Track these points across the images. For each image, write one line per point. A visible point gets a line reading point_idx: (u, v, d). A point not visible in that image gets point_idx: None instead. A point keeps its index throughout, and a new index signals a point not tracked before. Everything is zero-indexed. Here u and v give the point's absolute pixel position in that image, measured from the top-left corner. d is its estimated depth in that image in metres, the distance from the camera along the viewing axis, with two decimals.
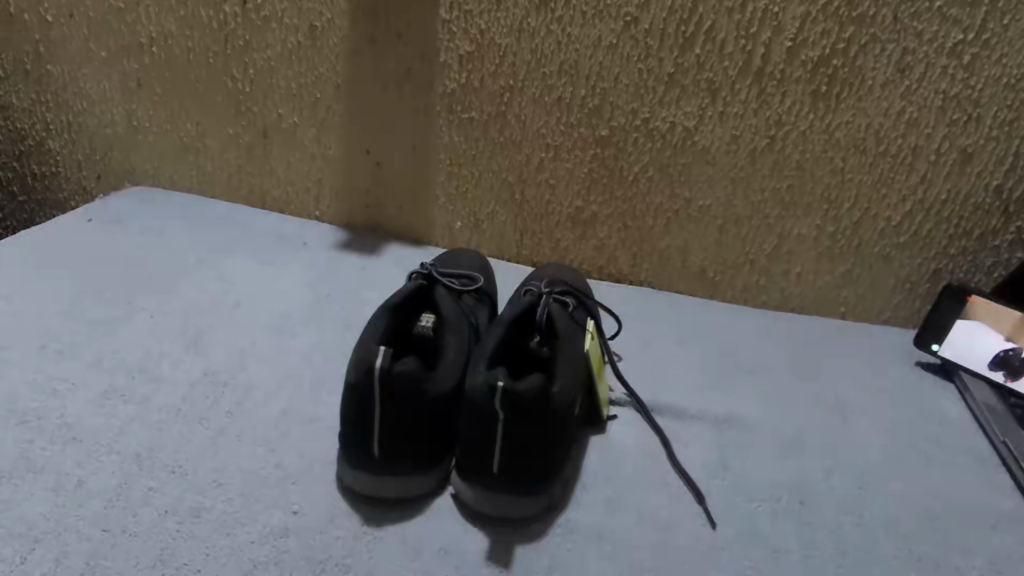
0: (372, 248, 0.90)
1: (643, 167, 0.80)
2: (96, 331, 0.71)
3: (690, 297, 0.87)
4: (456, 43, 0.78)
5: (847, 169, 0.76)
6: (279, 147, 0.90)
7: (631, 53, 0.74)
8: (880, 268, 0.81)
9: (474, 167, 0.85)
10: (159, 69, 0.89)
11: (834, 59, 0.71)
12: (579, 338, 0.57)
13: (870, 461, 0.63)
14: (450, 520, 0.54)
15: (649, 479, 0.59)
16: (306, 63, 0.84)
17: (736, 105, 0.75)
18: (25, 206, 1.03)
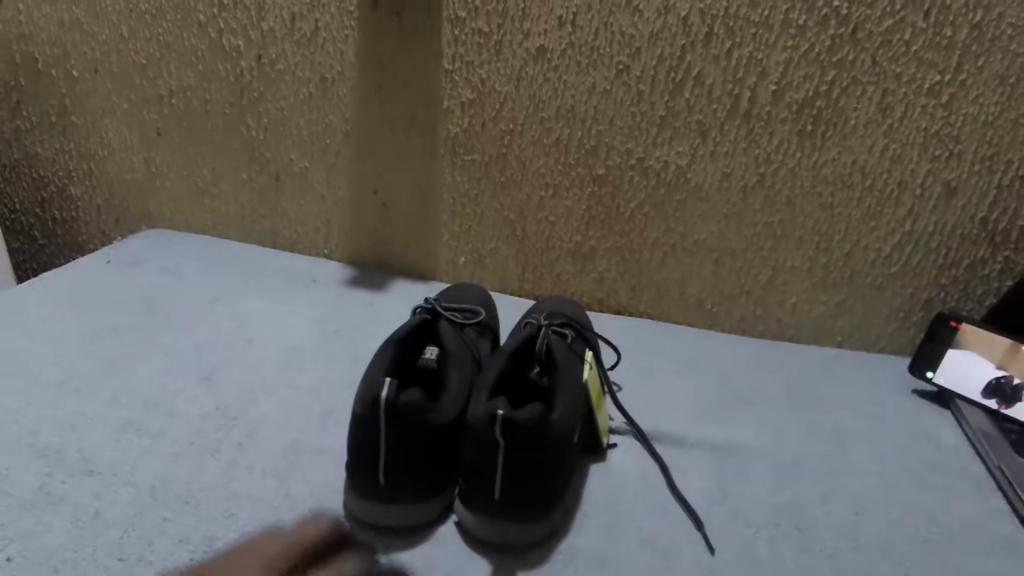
0: (379, 283, 0.93)
1: (639, 204, 0.84)
2: (114, 368, 0.74)
3: (689, 328, 0.89)
4: (458, 91, 0.83)
5: (836, 203, 0.79)
6: (290, 190, 0.94)
7: (625, 98, 0.79)
8: (873, 297, 0.83)
9: (476, 206, 0.88)
10: (177, 119, 0.93)
11: (817, 101, 0.74)
12: (577, 368, 0.59)
13: (865, 487, 0.65)
14: (454, 547, 0.55)
15: (648, 506, 0.61)
16: (317, 111, 0.88)
17: (726, 144, 0.78)
18: (44, 249, 1.07)
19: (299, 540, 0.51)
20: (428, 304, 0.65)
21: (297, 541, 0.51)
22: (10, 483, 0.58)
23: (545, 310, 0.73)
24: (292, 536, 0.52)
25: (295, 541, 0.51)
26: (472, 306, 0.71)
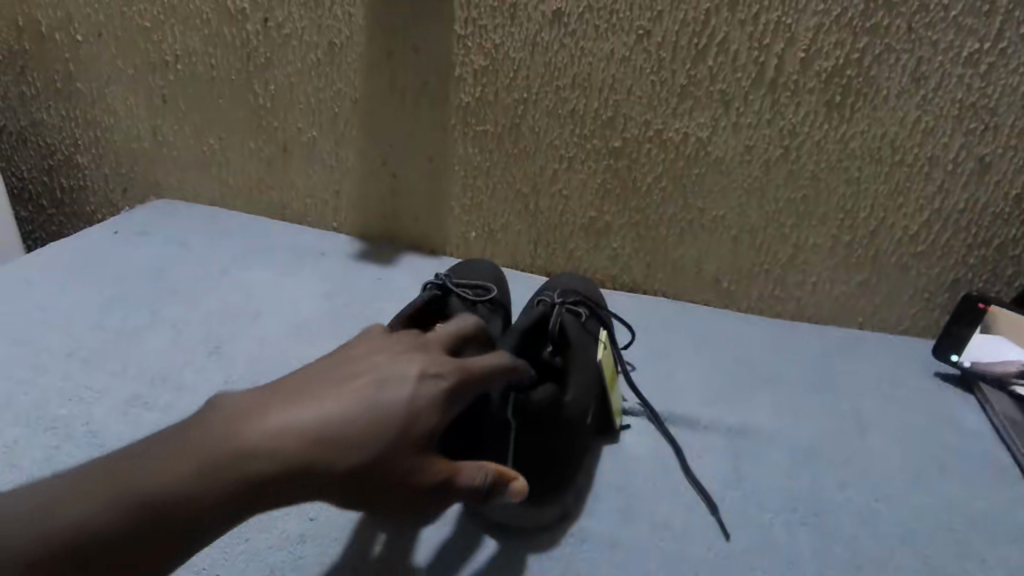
0: (388, 258, 0.92)
1: (657, 177, 0.81)
2: (122, 339, 0.73)
3: (705, 307, 0.87)
4: (471, 58, 0.80)
5: (863, 178, 0.76)
6: (299, 161, 0.92)
7: (644, 66, 0.75)
8: (897, 277, 0.80)
9: (488, 179, 0.86)
10: (183, 86, 0.91)
11: (848, 69, 0.71)
12: (590, 347, 0.58)
13: (887, 472, 0.63)
14: (463, 527, 0.54)
15: (662, 488, 0.59)
16: (325, 79, 0.86)
17: (749, 115, 0.75)
18: (53, 218, 1.06)
19: (456, 323, 0.46)
20: (439, 281, 0.63)
21: (453, 325, 0.46)
22: (17, 456, 0.58)
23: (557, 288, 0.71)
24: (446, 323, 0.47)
25: (450, 327, 0.46)
26: (483, 283, 0.69)
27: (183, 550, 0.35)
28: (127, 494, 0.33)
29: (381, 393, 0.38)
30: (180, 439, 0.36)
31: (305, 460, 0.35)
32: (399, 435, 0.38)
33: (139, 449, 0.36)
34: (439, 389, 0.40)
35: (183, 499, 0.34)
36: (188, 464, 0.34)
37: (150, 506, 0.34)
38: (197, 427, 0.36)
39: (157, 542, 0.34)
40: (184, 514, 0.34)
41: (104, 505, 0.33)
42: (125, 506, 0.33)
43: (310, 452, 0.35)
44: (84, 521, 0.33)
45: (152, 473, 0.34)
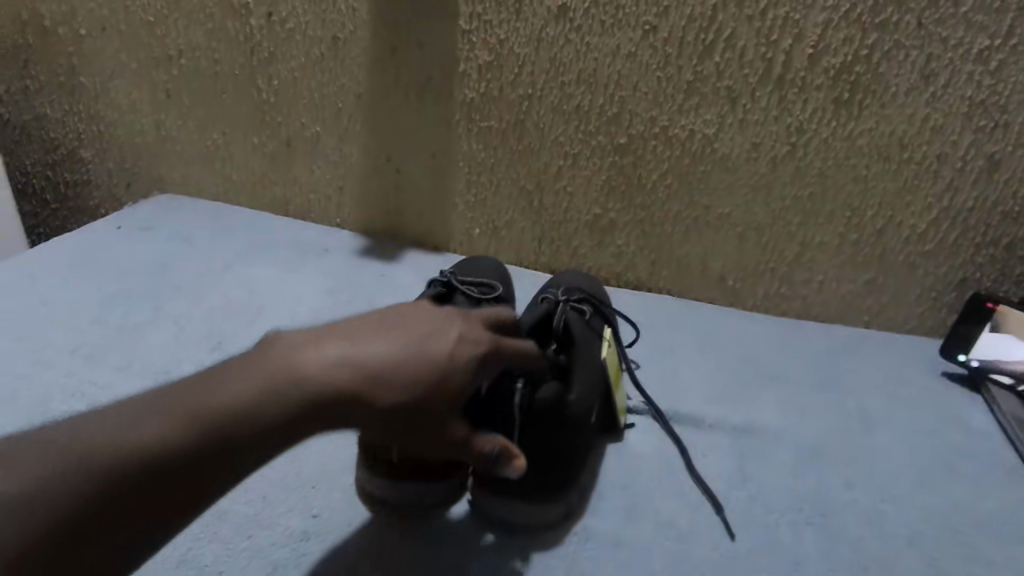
0: (392, 254, 0.91)
1: (663, 174, 0.80)
2: (125, 335, 0.73)
3: (709, 305, 0.86)
4: (476, 53, 0.79)
5: (870, 176, 0.75)
6: (302, 157, 0.92)
7: (650, 61, 0.75)
8: (904, 276, 0.80)
9: (492, 175, 0.86)
10: (186, 80, 0.91)
11: (856, 66, 0.70)
12: (594, 345, 0.58)
13: (893, 472, 0.62)
14: (466, 526, 0.54)
15: (666, 488, 0.59)
16: (329, 74, 0.85)
17: (756, 112, 0.74)
18: (56, 213, 1.06)
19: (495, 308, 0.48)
20: (443, 278, 0.63)
21: (493, 309, 0.47)
22: None
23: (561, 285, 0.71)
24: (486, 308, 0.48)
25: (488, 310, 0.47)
26: (488, 281, 0.68)
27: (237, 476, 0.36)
28: (187, 416, 0.35)
29: (424, 343, 0.40)
30: (233, 372, 0.38)
31: (351, 390, 0.37)
32: (436, 381, 0.39)
33: (203, 379, 0.38)
34: (476, 353, 0.41)
35: (250, 418, 0.36)
36: (242, 391, 0.36)
37: (218, 426, 0.35)
38: (246, 363, 0.38)
39: (214, 465, 0.35)
40: (239, 437, 0.36)
41: (178, 425, 0.35)
42: (186, 428, 0.35)
43: (364, 382, 0.38)
44: (148, 440, 0.34)
45: (208, 398, 0.36)
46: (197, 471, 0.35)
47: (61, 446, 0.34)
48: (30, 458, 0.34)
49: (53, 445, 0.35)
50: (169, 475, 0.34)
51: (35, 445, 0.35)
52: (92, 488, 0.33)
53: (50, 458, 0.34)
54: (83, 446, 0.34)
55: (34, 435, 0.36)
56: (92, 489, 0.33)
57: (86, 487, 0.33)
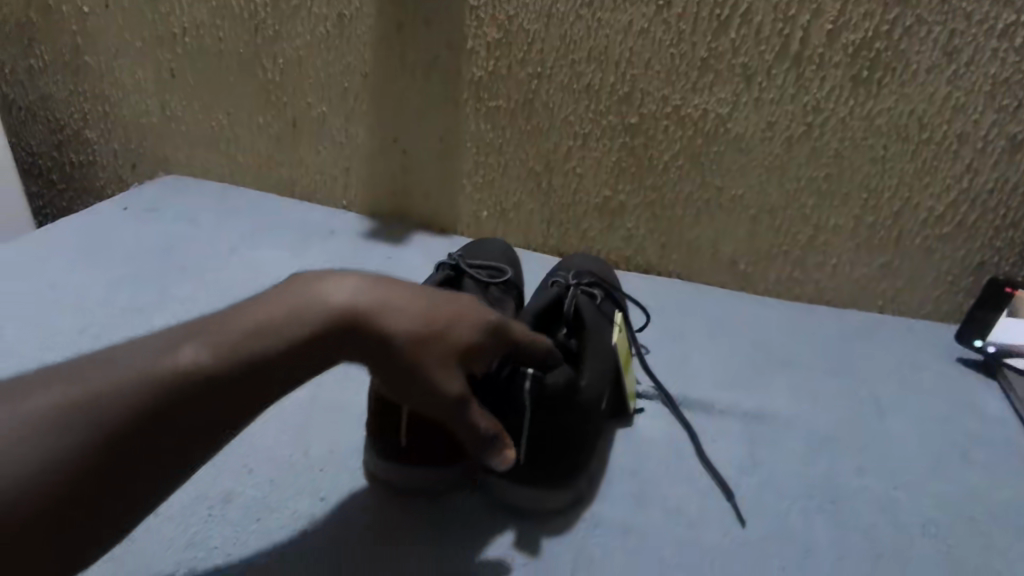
0: (398, 237, 0.90)
1: (674, 155, 0.79)
2: (132, 317, 0.73)
3: (720, 289, 0.85)
4: (484, 30, 0.77)
5: (888, 157, 0.73)
6: (308, 138, 0.91)
7: (663, 38, 0.73)
8: (921, 260, 0.78)
9: (500, 156, 0.84)
10: (191, 59, 0.90)
11: (876, 43, 0.68)
12: (606, 329, 0.57)
13: (907, 459, 0.61)
14: (475, 511, 0.53)
15: (676, 474, 0.58)
16: (335, 52, 0.84)
17: (772, 90, 0.72)
18: (63, 194, 1.05)
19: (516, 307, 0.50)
20: (452, 260, 0.62)
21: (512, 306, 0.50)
22: None
23: (571, 269, 0.69)
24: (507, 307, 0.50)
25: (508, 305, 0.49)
26: (497, 264, 0.67)
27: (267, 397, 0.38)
28: (225, 337, 0.36)
29: (442, 299, 0.42)
30: (259, 301, 0.39)
31: (373, 320, 0.39)
32: (444, 326, 0.41)
33: (231, 308, 0.39)
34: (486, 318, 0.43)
35: (282, 339, 0.37)
36: (274, 314, 0.38)
37: (256, 345, 0.37)
38: (271, 294, 0.40)
39: (250, 382, 0.37)
40: (272, 356, 0.37)
41: (217, 342, 0.36)
42: (224, 345, 0.36)
43: (389, 315, 0.40)
44: (189, 356, 0.35)
45: (237, 321, 0.37)
46: (235, 386, 0.36)
47: (100, 365, 0.35)
48: (72, 377, 0.34)
49: (98, 363, 0.35)
50: (211, 390, 0.35)
51: (76, 365, 0.35)
52: (142, 402, 0.34)
53: (93, 376, 0.34)
54: (125, 365, 0.35)
55: (65, 362, 0.36)
56: (141, 403, 0.34)
57: (136, 402, 0.34)
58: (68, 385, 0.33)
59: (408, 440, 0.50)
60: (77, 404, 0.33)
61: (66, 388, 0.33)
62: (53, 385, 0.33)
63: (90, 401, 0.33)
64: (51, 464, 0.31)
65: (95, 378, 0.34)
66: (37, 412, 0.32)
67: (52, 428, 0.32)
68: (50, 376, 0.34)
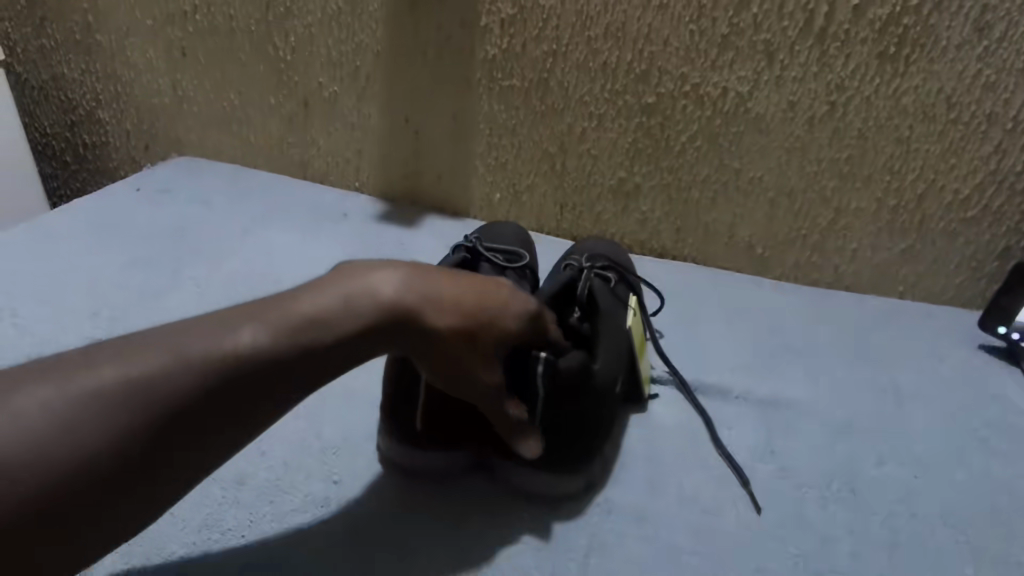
0: (410, 219, 0.89)
1: (692, 136, 0.77)
2: (146, 298, 0.73)
3: (737, 274, 0.84)
4: (498, 6, 0.76)
5: (914, 138, 0.71)
6: (319, 118, 0.90)
7: (682, 14, 0.71)
8: (945, 245, 0.76)
9: (514, 137, 0.83)
10: (202, 37, 0.89)
11: (905, 18, 0.65)
12: (620, 313, 0.56)
13: (928, 448, 0.60)
14: (486, 495, 0.53)
15: (691, 460, 0.57)
16: (346, 30, 0.82)
17: (795, 68, 0.70)
18: (77, 175, 1.06)
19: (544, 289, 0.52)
20: (468, 244, 0.61)
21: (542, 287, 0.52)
22: None
23: (584, 252, 0.68)
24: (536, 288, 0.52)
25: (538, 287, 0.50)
26: (513, 248, 0.66)
27: (307, 388, 0.39)
28: (282, 324, 0.38)
29: (482, 290, 0.44)
30: (308, 291, 0.40)
31: (419, 313, 0.41)
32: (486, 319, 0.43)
33: (284, 296, 0.40)
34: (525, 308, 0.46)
35: (334, 329, 0.39)
36: (328, 303, 0.40)
37: (308, 335, 0.38)
38: (318, 283, 0.41)
39: (294, 373, 0.38)
40: (319, 347, 0.38)
41: (272, 331, 0.37)
42: (275, 335, 0.37)
43: (434, 307, 0.42)
44: (240, 344, 0.36)
45: (288, 311, 0.39)
46: (279, 377, 0.37)
47: (150, 345, 0.35)
48: (124, 355, 0.35)
49: (156, 342, 0.36)
50: (257, 380, 0.37)
51: (130, 344, 0.35)
52: (193, 388, 0.35)
53: (146, 356, 0.35)
54: (179, 347, 0.35)
55: (116, 339, 0.36)
56: (192, 389, 0.35)
57: (187, 388, 0.34)
58: (121, 363, 0.34)
59: (423, 423, 0.50)
60: (130, 385, 0.33)
61: (121, 366, 0.34)
62: (106, 362, 0.34)
63: (143, 382, 0.34)
64: (103, 445, 0.32)
65: (148, 358, 0.34)
66: (94, 388, 0.33)
67: (105, 408, 0.33)
68: (100, 352, 0.35)
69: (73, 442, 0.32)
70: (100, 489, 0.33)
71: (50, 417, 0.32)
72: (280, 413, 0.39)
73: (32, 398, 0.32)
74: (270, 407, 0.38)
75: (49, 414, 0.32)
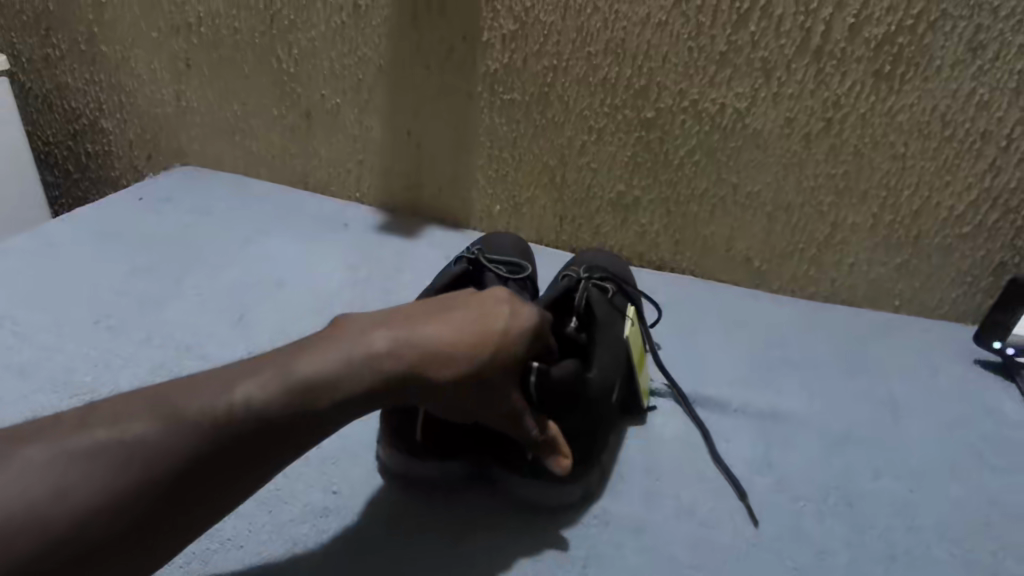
0: (410, 230, 0.90)
1: (690, 151, 0.78)
2: (147, 308, 0.73)
3: (735, 287, 0.84)
4: (500, 22, 0.77)
5: (909, 154, 0.72)
6: (322, 129, 0.91)
7: (681, 31, 0.72)
8: (940, 260, 0.76)
9: (514, 150, 0.84)
10: (206, 49, 0.90)
11: (899, 37, 0.67)
12: (617, 323, 0.57)
13: (924, 462, 0.60)
14: (483, 507, 0.53)
15: (688, 473, 0.58)
16: (349, 43, 0.83)
17: (792, 85, 0.71)
18: (79, 183, 1.06)
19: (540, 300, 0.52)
20: (471, 255, 0.61)
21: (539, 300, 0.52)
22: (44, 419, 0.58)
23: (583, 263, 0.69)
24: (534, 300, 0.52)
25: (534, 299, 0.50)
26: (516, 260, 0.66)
27: (303, 445, 0.39)
28: (279, 381, 0.38)
29: (480, 325, 0.44)
30: (310, 348, 0.41)
31: (422, 366, 0.42)
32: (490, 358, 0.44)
33: (284, 352, 0.40)
34: (524, 333, 0.46)
35: (336, 386, 0.39)
36: (330, 365, 0.40)
37: (306, 392, 0.38)
38: (319, 339, 0.42)
39: (291, 433, 0.38)
40: (318, 407, 0.39)
41: (268, 389, 0.38)
42: (271, 394, 0.37)
43: (435, 358, 0.43)
44: (235, 404, 0.37)
45: (288, 368, 0.39)
46: (276, 437, 0.37)
47: (144, 406, 0.36)
48: (119, 418, 0.35)
49: (152, 402, 0.36)
50: (254, 439, 0.37)
51: (127, 403, 0.36)
52: (187, 449, 0.35)
53: (141, 419, 0.35)
54: (174, 408, 0.36)
55: (112, 398, 0.37)
56: (186, 450, 0.35)
57: (181, 449, 0.35)
58: (117, 427, 0.35)
59: (422, 434, 0.51)
60: (125, 448, 0.34)
61: (118, 429, 0.34)
62: (101, 425, 0.35)
63: (139, 445, 0.34)
64: (96, 509, 0.32)
65: (143, 421, 0.35)
66: (90, 450, 0.33)
67: (99, 471, 0.33)
68: (95, 413, 0.35)
69: (66, 507, 0.32)
70: (97, 553, 0.32)
71: (43, 482, 0.32)
72: (278, 471, 0.39)
73: (27, 462, 0.32)
74: (267, 466, 0.38)
75: (46, 477, 0.32)
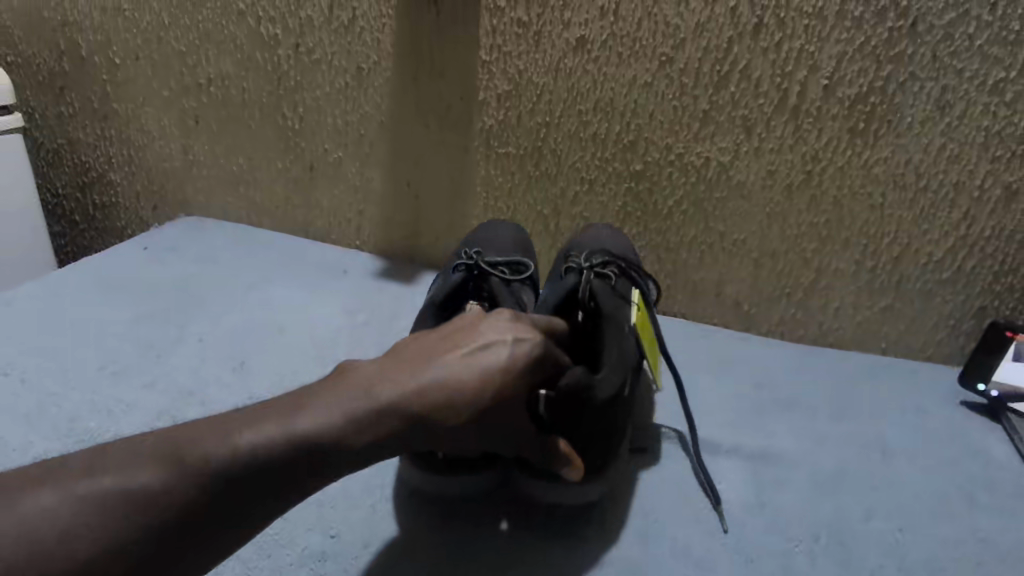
0: (409, 276, 0.93)
1: (678, 201, 0.81)
2: (151, 355, 0.75)
3: (725, 329, 0.87)
4: (495, 82, 0.81)
5: (887, 204, 0.76)
6: (323, 182, 0.94)
7: (666, 91, 0.76)
8: (922, 304, 0.79)
9: (510, 200, 0.87)
10: (214, 106, 0.94)
11: (871, 97, 0.71)
12: (622, 312, 0.58)
13: (912, 501, 0.62)
14: (495, 541, 0.55)
15: (683, 514, 0.59)
16: (352, 102, 0.88)
17: (772, 140, 0.75)
18: (85, 233, 1.09)
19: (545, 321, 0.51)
20: (468, 259, 0.63)
21: (542, 321, 0.52)
22: None
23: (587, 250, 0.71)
24: (538, 318, 0.51)
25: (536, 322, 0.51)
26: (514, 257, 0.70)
27: (310, 483, 0.41)
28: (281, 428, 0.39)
29: (477, 369, 0.45)
30: (315, 398, 0.42)
31: (423, 414, 0.43)
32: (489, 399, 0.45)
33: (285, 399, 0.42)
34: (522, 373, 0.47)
35: (340, 436, 0.41)
36: (333, 419, 0.41)
37: (310, 439, 0.40)
38: (324, 388, 0.43)
39: (297, 472, 0.39)
40: (325, 450, 0.40)
41: (270, 433, 0.39)
42: (274, 441, 0.39)
43: (436, 408, 0.44)
44: (239, 450, 0.38)
45: (292, 418, 0.40)
46: (283, 479, 0.39)
47: (149, 453, 0.37)
48: (125, 464, 0.37)
49: (156, 450, 0.37)
50: (258, 480, 0.38)
51: (132, 451, 0.37)
52: (188, 491, 0.36)
53: (146, 466, 0.37)
54: (178, 456, 0.37)
55: (119, 442, 0.38)
56: (188, 493, 0.36)
57: (182, 491, 0.36)
58: (122, 473, 0.36)
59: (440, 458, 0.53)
60: (130, 493, 0.35)
61: (124, 476, 0.36)
62: (107, 471, 0.36)
63: (143, 492, 0.36)
64: (102, 550, 0.34)
65: (147, 468, 0.36)
66: (96, 495, 0.35)
67: (104, 515, 0.34)
68: (102, 457, 0.37)
69: (73, 550, 0.33)
70: None
71: (50, 526, 0.33)
72: (282, 512, 0.40)
73: (38, 506, 0.34)
74: (273, 505, 0.39)
75: (53, 521, 0.33)
